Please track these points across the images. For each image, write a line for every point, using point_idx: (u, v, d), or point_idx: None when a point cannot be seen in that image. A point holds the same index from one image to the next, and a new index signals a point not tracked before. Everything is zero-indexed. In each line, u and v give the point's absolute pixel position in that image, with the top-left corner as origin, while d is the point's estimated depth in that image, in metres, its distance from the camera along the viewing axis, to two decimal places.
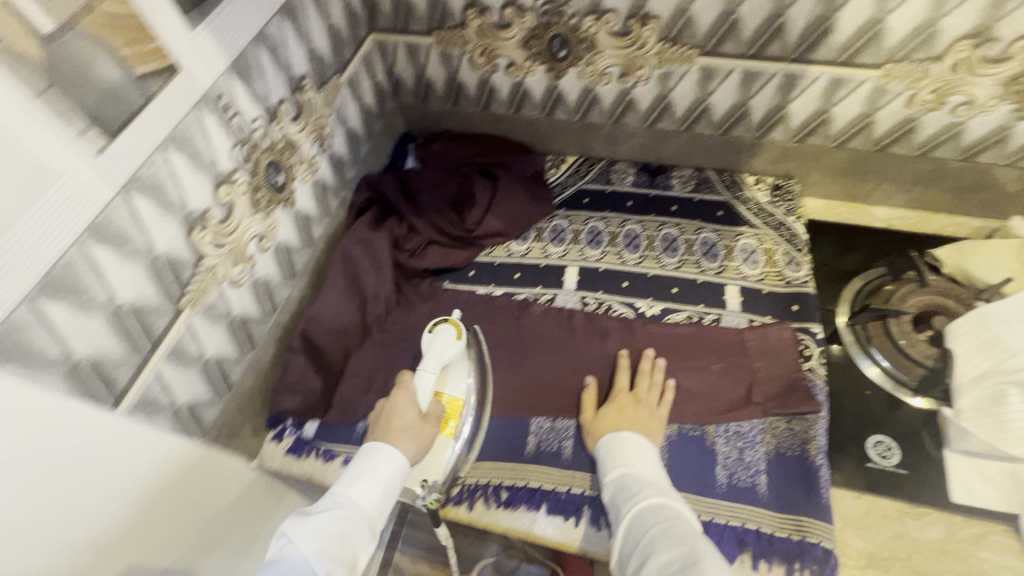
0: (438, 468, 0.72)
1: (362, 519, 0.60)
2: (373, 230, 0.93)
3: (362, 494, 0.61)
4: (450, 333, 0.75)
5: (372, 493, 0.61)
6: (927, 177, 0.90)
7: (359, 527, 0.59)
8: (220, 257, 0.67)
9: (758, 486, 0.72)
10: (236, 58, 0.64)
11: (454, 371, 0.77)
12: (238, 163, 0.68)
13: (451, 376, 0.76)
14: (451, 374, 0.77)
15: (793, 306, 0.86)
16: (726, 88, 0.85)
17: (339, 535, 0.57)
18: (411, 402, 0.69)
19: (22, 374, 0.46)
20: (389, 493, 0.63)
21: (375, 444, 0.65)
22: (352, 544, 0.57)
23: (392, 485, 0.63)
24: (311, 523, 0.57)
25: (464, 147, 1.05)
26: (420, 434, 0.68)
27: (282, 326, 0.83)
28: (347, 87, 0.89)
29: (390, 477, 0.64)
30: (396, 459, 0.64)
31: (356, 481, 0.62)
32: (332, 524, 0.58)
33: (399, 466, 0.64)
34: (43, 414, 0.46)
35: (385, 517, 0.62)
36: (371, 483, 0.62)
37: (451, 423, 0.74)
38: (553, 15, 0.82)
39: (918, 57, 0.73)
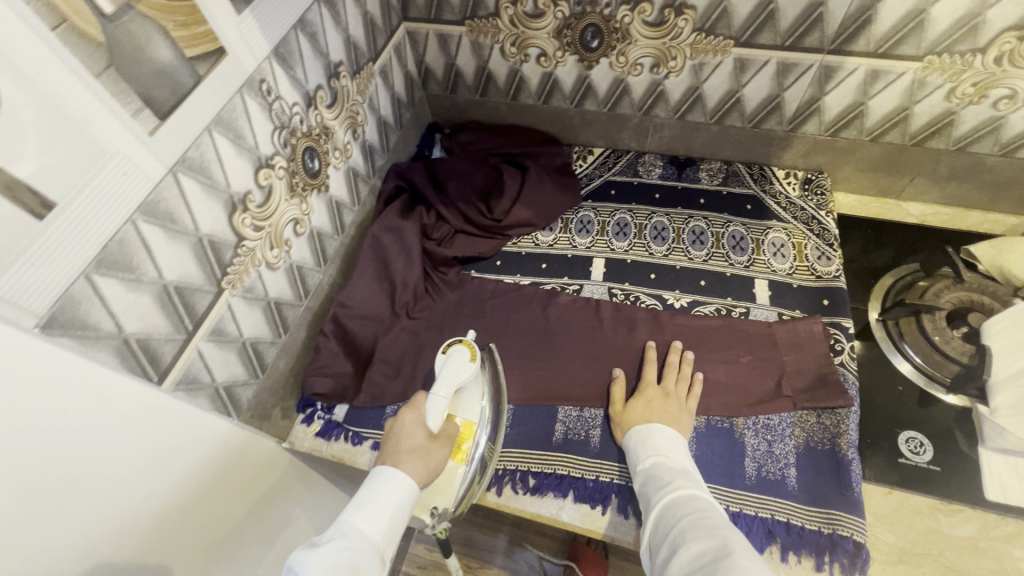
0: (448, 496, 0.68)
1: (371, 547, 0.53)
2: (402, 218, 0.93)
3: (371, 519, 0.55)
4: (464, 354, 0.70)
5: (381, 518, 0.55)
6: (963, 172, 0.89)
7: (369, 556, 0.52)
8: (258, 241, 0.68)
9: (787, 479, 0.72)
10: (277, 43, 0.65)
11: (467, 393, 0.72)
12: (277, 148, 0.69)
13: (464, 399, 0.72)
14: (464, 398, 0.72)
15: (824, 300, 0.86)
16: (760, 79, 0.84)
17: (348, 564, 0.50)
18: (420, 422, 0.64)
19: (81, 348, 0.47)
20: (399, 518, 0.57)
21: (381, 468, 0.59)
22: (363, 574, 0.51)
23: (403, 509, 0.57)
24: (316, 555, 0.50)
25: (494, 138, 1.06)
26: (429, 455, 0.63)
27: (313, 311, 0.84)
28: (379, 76, 0.90)
29: (400, 499, 0.57)
30: (405, 481, 0.58)
31: (363, 507, 0.55)
32: (339, 554, 0.51)
33: (409, 488, 0.58)
34: (94, 380, 0.48)
35: (394, 547, 0.56)
36: (381, 505, 0.56)
37: (464, 447, 0.69)
38: (587, 4, 0.82)
39: (961, 48, 0.72)
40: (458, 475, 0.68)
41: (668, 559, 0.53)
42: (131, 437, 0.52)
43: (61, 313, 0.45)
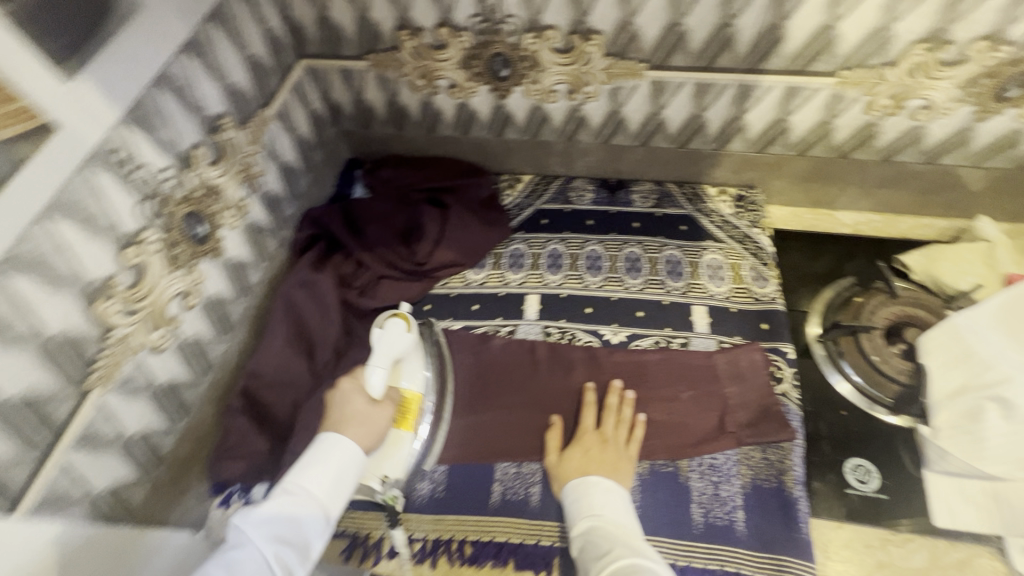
0: (393, 464, 0.70)
1: (315, 503, 0.56)
2: (316, 270, 0.86)
3: (315, 478, 0.57)
4: (400, 326, 0.71)
5: (323, 479, 0.57)
6: (891, 180, 0.87)
7: (313, 512, 0.55)
8: (133, 325, 0.61)
9: (735, 524, 0.69)
10: (131, 105, 0.57)
11: (408, 363, 0.73)
12: (148, 220, 0.61)
13: (406, 368, 0.72)
14: (406, 367, 0.73)
15: (763, 325, 0.83)
16: (679, 101, 0.81)
17: (290, 520, 0.54)
18: (360, 389, 0.66)
19: None
20: (345, 480, 0.59)
21: (325, 433, 0.61)
22: (305, 529, 0.54)
23: (349, 470, 0.60)
24: (260, 512, 0.53)
25: (412, 173, 0.99)
26: (370, 421, 0.65)
27: (218, 385, 0.76)
28: (276, 121, 0.83)
29: (345, 462, 0.60)
30: (350, 445, 0.61)
31: (308, 467, 0.58)
32: (282, 511, 0.54)
33: (352, 453, 0.61)
34: None
35: (342, 503, 0.58)
36: (324, 466, 0.58)
37: (411, 417, 0.71)
38: (491, 33, 0.76)
39: (872, 63, 0.70)
40: (404, 444, 0.71)
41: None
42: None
43: None
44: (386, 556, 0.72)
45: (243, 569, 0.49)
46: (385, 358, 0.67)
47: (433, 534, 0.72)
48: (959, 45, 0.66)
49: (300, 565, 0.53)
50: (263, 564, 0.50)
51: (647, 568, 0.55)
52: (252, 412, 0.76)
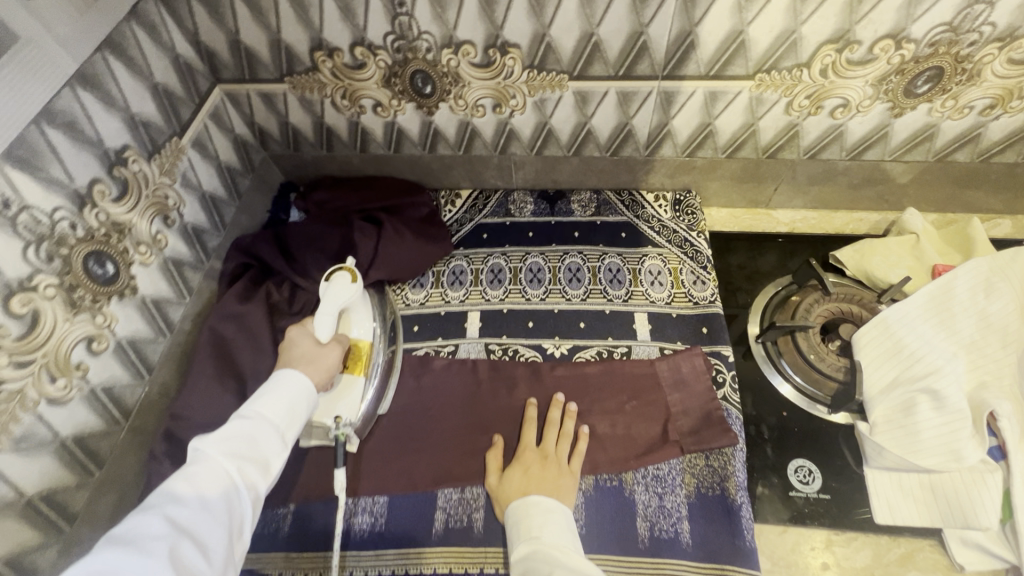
0: (345, 405, 0.76)
1: (270, 426, 0.62)
2: (245, 300, 0.83)
3: (269, 406, 0.63)
4: (347, 277, 0.78)
5: (278, 405, 0.64)
6: (820, 178, 0.88)
7: (269, 433, 0.61)
8: (27, 378, 0.57)
9: (680, 535, 0.68)
10: (10, 145, 0.54)
11: (356, 315, 0.81)
12: (39, 265, 0.58)
13: (355, 318, 0.81)
14: (354, 318, 0.81)
15: (703, 329, 0.82)
16: (605, 109, 0.80)
17: (247, 440, 0.60)
18: (309, 333, 0.73)
19: None
20: (298, 409, 0.65)
21: (278, 369, 0.68)
22: (263, 447, 0.60)
23: (302, 398, 0.66)
24: (218, 434, 0.59)
25: (348, 195, 0.96)
26: (319, 360, 0.71)
27: (139, 430, 0.72)
28: (192, 149, 0.79)
29: (298, 392, 0.66)
30: (301, 378, 0.67)
31: (262, 398, 0.64)
32: (240, 434, 0.60)
33: (303, 385, 0.67)
34: None
35: (296, 428, 0.64)
36: (278, 396, 0.64)
37: (361, 363, 0.79)
38: (408, 51, 0.75)
39: (786, 64, 0.70)
40: (356, 386, 0.77)
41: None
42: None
43: None
44: None
45: (206, 481, 0.55)
46: (333, 305, 0.75)
47: (374, 569, 0.69)
48: (865, 45, 0.66)
49: (261, 478, 0.58)
50: (226, 476, 0.56)
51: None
52: (180, 456, 0.73)
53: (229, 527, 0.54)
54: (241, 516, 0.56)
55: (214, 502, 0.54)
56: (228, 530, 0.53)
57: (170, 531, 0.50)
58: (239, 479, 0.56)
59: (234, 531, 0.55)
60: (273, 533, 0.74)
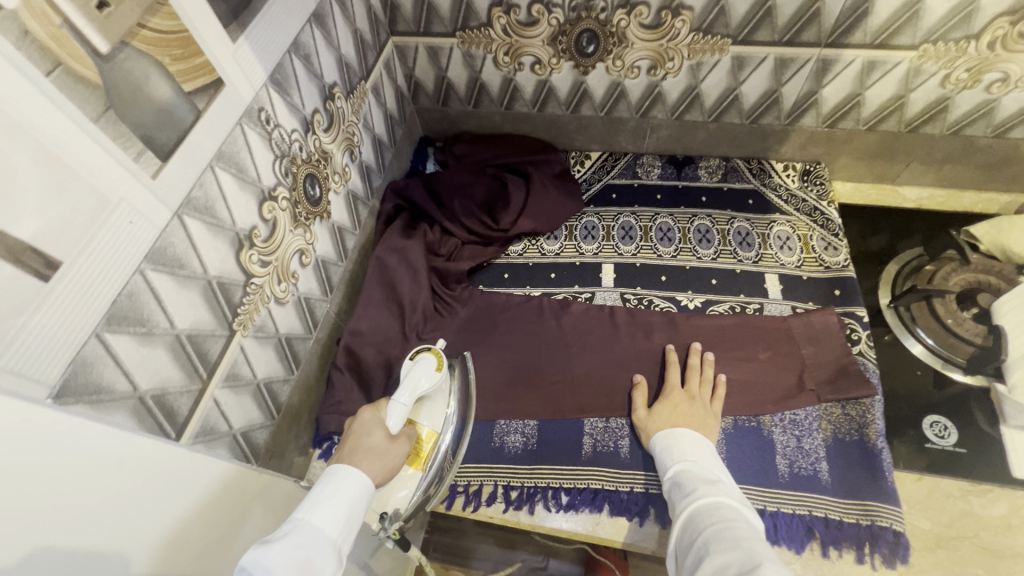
0: (393, 501, 0.66)
1: (327, 542, 0.51)
2: (406, 238, 0.91)
3: (325, 515, 0.52)
4: (431, 363, 0.68)
5: (338, 515, 0.53)
6: (957, 154, 0.90)
7: (326, 553, 0.50)
8: (266, 276, 0.65)
9: (820, 473, 0.72)
10: (273, 68, 0.62)
11: (431, 402, 0.72)
12: (279, 178, 0.66)
13: (427, 407, 0.71)
14: (427, 406, 0.71)
15: (835, 291, 0.86)
16: (758, 75, 0.84)
17: (302, 562, 0.48)
18: (379, 423, 0.63)
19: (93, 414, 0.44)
20: (353, 517, 0.55)
21: (335, 466, 0.58)
22: (318, 568, 0.48)
23: (359, 507, 0.56)
24: (271, 557, 0.46)
25: (488, 149, 1.03)
26: (387, 456, 0.62)
27: (323, 342, 0.81)
28: (372, 94, 0.87)
29: (356, 498, 0.56)
30: (362, 479, 0.58)
31: (316, 506, 0.53)
32: (294, 552, 0.48)
33: (365, 486, 0.58)
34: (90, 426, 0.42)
35: (349, 542, 0.54)
36: (336, 501, 0.54)
37: (422, 456, 0.69)
38: (583, 10, 0.80)
39: (955, 36, 0.73)
40: (410, 483, 0.67)
41: (695, 568, 0.54)
42: (136, 480, 0.45)
43: (71, 378, 0.42)
44: (485, 503, 0.76)
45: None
46: (409, 395, 0.65)
47: (528, 480, 0.76)
48: None
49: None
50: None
51: (730, 506, 0.60)
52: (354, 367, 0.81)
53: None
54: None
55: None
56: None
57: None
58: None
59: None
60: None
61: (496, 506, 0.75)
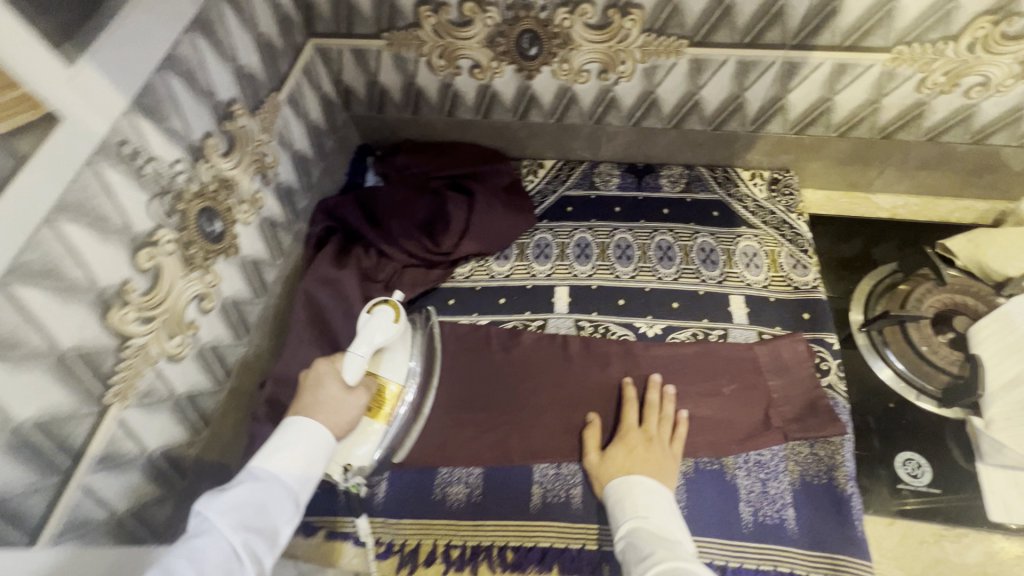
0: (359, 455, 0.61)
1: (282, 488, 0.51)
2: (336, 265, 0.82)
3: (283, 461, 0.52)
4: (388, 315, 0.60)
5: (292, 460, 0.53)
6: (933, 161, 0.84)
7: (281, 498, 0.51)
8: (151, 333, 0.56)
9: (786, 522, 0.66)
10: (140, 92, 0.52)
11: (393, 352, 0.63)
12: (162, 219, 0.56)
13: (389, 357, 0.62)
14: (390, 355, 0.63)
15: (804, 315, 0.80)
16: (719, 79, 0.76)
17: (256, 508, 0.50)
18: (333, 376, 0.57)
19: None
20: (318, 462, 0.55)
21: (292, 415, 0.56)
22: (272, 515, 0.50)
23: (323, 452, 0.54)
24: (222, 501, 0.49)
25: (431, 160, 0.94)
26: (342, 412, 0.57)
27: (238, 392, 0.72)
28: (288, 106, 0.77)
29: (313, 444, 0.54)
30: (317, 426, 0.55)
31: (277, 451, 0.53)
32: (246, 498, 0.50)
33: (325, 436, 0.55)
34: None
35: (314, 484, 0.54)
36: (296, 447, 0.53)
37: (385, 407, 0.61)
38: (520, 8, 0.71)
39: (932, 36, 0.65)
40: (374, 437, 0.60)
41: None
42: None
43: None
44: (423, 564, 0.69)
45: (206, 563, 0.45)
46: (365, 347, 0.57)
47: (471, 538, 0.69)
48: None
49: (269, 553, 0.49)
50: (229, 553, 0.47)
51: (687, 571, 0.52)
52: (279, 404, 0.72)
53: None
54: None
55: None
56: None
57: None
58: (243, 557, 0.47)
59: None
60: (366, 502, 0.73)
61: (436, 568, 0.68)
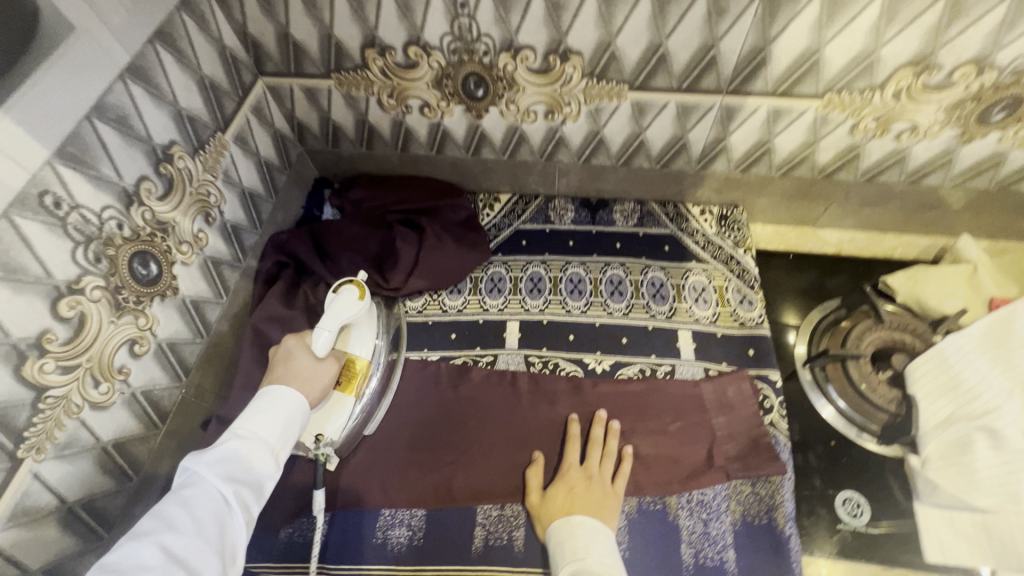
0: (332, 425, 0.72)
1: (263, 446, 0.59)
2: (284, 302, 0.81)
3: (262, 424, 0.60)
4: (353, 294, 0.70)
5: (272, 422, 0.61)
6: (874, 200, 0.86)
7: (262, 454, 0.58)
8: (72, 383, 0.55)
9: (726, 564, 0.66)
10: (63, 142, 0.51)
11: (359, 331, 0.76)
12: (87, 267, 0.56)
13: (355, 335, 0.76)
14: (356, 334, 0.76)
15: (749, 351, 0.81)
16: (662, 122, 0.78)
17: (241, 462, 0.57)
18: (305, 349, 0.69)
19: None
20: (292, 425, 0.62)
21: (269, 385, 0.64)
22: (255, 468, 0.58)
23: (296, 416, 0.62)
24: (211, 456, 0.57)
25: (386, 194, 0.94)
26: (314, 380, 0.67)
27: (176, 434, 0.71)
28: (235, 144, 0.77)
29: (288, 409, 0.62)
30: (293, 394, 0.63)
31: (254, 416, 0.61)
32: (232, 454, 0.58)
33: (298, 399, 0.63)
34: None
35: (290, 444, 0.61)
36: (271, 412, 0.61)
37: (354, 380, 0.74)
38: (464, 53, 0.72)
39: (859, 86, 0.67)
40: (345, 405, 0.73)
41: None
42: None
43: None
44: None
45: (200, 509, 0.53)
46: (334, 323, 0.67)
47: None
48: (945, 70, 0.64)
49: (256, 501, 0.57)
50: (219, 500, 0.55)
51: None
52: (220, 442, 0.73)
53: (220, 553, 0.52)
54: (232, 541, 0.54)
55: (206, 527, 0.52)
56: (218, 558, 0.52)
57: (160, 563, 0.48)
58: (232, 503, 0.55)
59: (227, 556, 0.53)
60: (305, 542, 0.72)
61: None
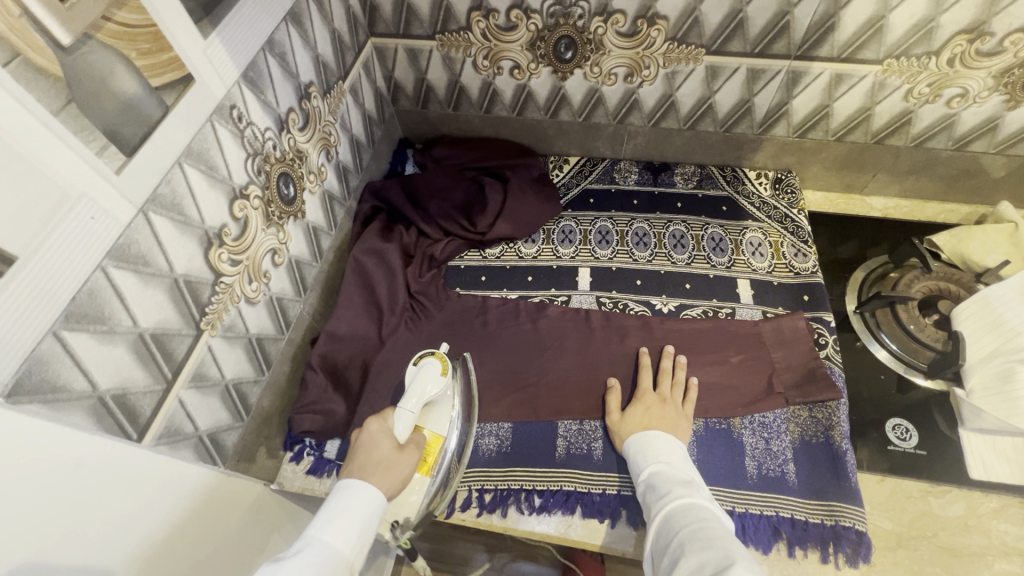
0: (406, 511, 0.67)
1: (341, 561, 0.50)
2: (383, 238, 0.91)
3: (339, 533, 0.51)
4: (436, 368, 0.69)
5: (349, 532, 0.52)
6: (920, 166, 0.94)
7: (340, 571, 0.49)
8: (236, 275, 0.64)
9: (787, 474, 0.74)
10: (247, 65, 0.61)
11: (438, 407, 0.72)
12: (251, 176, 0.65)
13: (435, 412, 0.72)
14: (436, 411, 0.72)
15: (805, 296, 0.88)
16: (731, 86, 0.86)
17: None
18: (387, 435, 0.62)
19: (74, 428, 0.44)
20: (366, 534, 0.54)
21: (348, 480, 0.56)
22: None
23: (371, 522, 0.54)
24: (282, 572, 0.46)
25: (467, 152, 1.03)
26: (395, 468, 0.60)
27: (295, 344, 0.80)
28: (349, 94, 0.86)
29: (366, 514, 0.54)
30: (373, 492, 0.56)
31: (332, 521, 0.52)
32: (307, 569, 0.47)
33: (377, 500, 0.56)
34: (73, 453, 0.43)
35: (364, 559, 0.53)
36: (349, 517, 0.53)
37: (430, 460, 0.69)
38: (560, 16, 0.81)
39: (918, 51, 0.76)
40: (420, 487, 0.68)
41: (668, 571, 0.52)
42: (125, 502, 0.47)
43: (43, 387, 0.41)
44: (459, 508, 0.75)
45: None
46: (415, 402, 0.66)
47: (502, 483, 0.76)
48: (997, 37, 0.72)
49: None
50: None
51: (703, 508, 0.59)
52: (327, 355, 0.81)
53: None
54: None
55: None
56: None
57: None
58: None
59: None
60: None
61: (469, 511, 0.75)
